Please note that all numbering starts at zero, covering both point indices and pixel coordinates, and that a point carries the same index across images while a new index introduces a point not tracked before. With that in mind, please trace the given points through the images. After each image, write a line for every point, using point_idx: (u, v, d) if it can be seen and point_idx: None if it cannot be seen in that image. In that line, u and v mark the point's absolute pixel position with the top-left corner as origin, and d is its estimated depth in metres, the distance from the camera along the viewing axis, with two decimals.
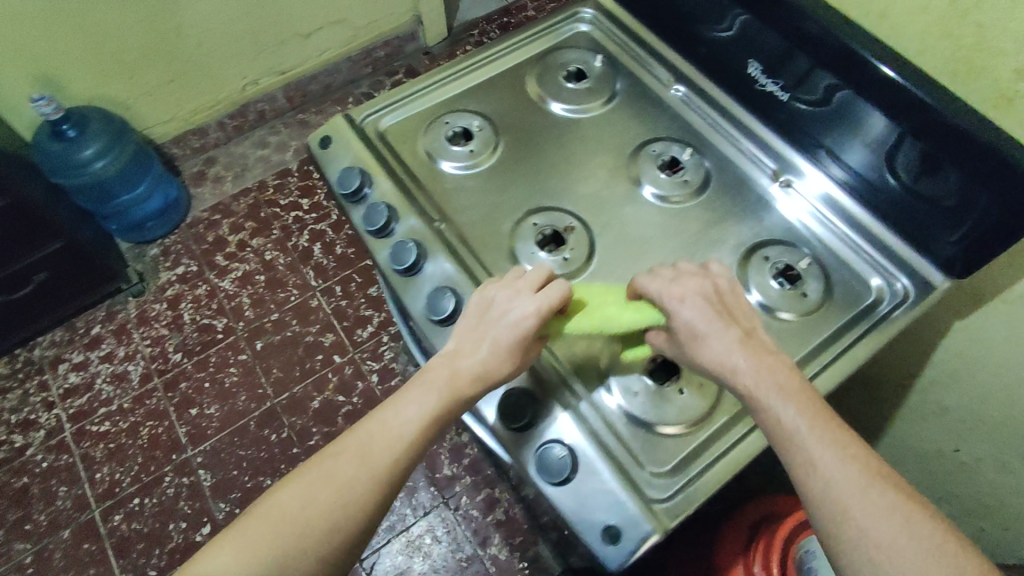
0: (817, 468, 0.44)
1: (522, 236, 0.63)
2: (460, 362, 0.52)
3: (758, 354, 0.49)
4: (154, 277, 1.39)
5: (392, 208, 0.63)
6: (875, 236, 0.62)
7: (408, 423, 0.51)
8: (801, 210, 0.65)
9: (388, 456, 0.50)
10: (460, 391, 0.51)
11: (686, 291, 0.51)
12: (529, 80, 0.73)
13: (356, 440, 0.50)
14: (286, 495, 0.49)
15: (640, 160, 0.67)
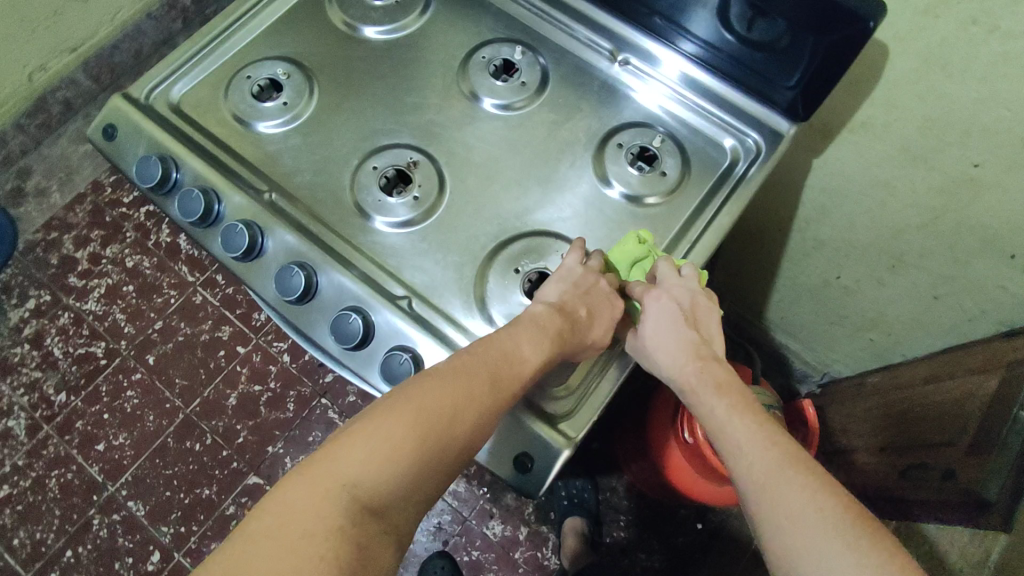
0: (792, 524, 0.41)
1: (361, 184, 0.57)
2: (518, 348, 0.48)
3: (706, 373, 0.49)
4: (5, 320, 1.23)
5: (209, 187, 0.55)
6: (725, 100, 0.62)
7: (482, 403, 0.45)
8: (649, 89, 0.63)
9: (457, 440, 0.43)
10: (510, 382, 0.47)
11: (672, 301, 0.52)
12: (329, 7, 0.65)
13: (428, 407, 0.43)
14: (340, 463, 0.40)
15: (471, 71, 0.62)
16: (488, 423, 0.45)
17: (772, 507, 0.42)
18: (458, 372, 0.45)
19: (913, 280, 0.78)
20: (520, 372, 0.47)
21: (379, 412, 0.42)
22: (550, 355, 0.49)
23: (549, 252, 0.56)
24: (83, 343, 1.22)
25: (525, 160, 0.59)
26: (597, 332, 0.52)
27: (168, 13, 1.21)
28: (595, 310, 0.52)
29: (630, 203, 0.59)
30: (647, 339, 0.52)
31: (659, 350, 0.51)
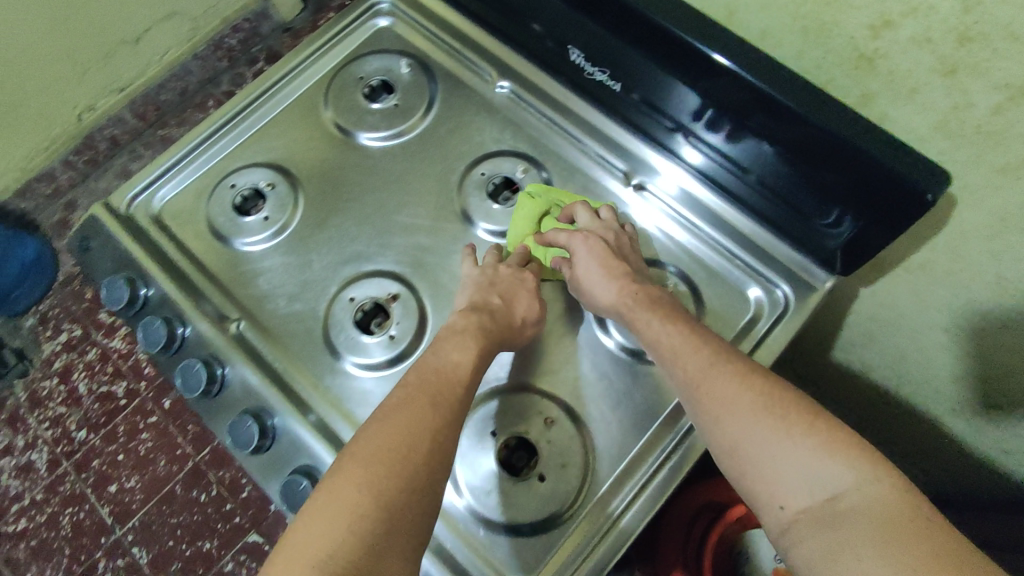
0: (732, 419, 0.40)
1: (334, 316, 0.53)
2: (449, 359, 0.44)
3: (637, 290, 0.48)
4: (36, 350, 0.91)
5: (174, 313, 0.53)
6: (757, 245, 0.54)
7: (430, 427, 0.40)
8: (663, 221, 0.56)
9: (419, 467, 0.38)
10: (455, 391, 0.42)
11: (585, 232, 0.52)
12: (324, 108, 0.61)
13: (374, 450, 0.38)
14: (301, 551, 0.34)
15: (465, 190, 0.57)
16: (448, 449, 0.40)
17: (705, 402, 0.42)
18: (386, 406, 0.41)
19: (957, 430, 0.67)
20: (460, 384, 0.43)
21: (326, 483, 0.37)
22: (477, 353, 0.45)
23: (531, 413, 0.50)
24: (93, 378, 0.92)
25: None
26: (526, 307, 0.50)
27: None
28: (510, 295, 0.50)
29: (630, 355, 0.51)
30: (580, 283, 0.51)
31: (593, 291, 0.50)
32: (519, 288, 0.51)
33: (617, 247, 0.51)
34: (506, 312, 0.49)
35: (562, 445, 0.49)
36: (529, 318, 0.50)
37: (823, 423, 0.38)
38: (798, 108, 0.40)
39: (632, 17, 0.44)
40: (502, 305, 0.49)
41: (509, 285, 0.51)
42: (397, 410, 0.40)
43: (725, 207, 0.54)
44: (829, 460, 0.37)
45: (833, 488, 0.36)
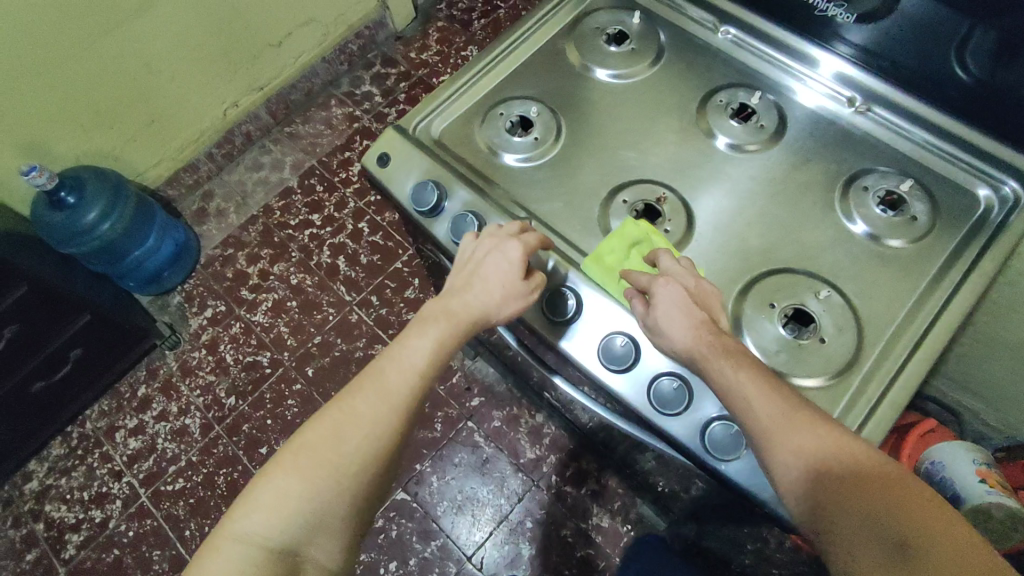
0: (806, 467, 0.44)
1: (610, 216, 0.62)
2: (410, 353, 0.56)
3: (714, 341, 0.51)
4: (184, 326, 1.36)
5: (476, 212, 0.62)
6: (931, 123, 0.62)
7: (368, 416, 0.54)
8: (836, 108, 0.66)
9: (348, 450, 0.53)
10: (412, 378, 0.56)
11: (668, 276, 0.54)
12: (570, 52, 0.71)
13: (316, 437, 0.54)
14: (239, 519, 0.52)
15: (707, 112, 0.66)
16: (391, 429, 0.55)
17: (778, 449, 0.46)
18: (356, 390, 0.56)
19: None
20: (412, 372, 0.56)
21: (296, 447, 0.54)
22: (436, 340, 0.56)
23: (802, 288, 0.58)
24: (252, 351, 1.33)
25: (769, 200, 0.63)
26: (504, 290, 0.57)
27: (340, 57, 1.59)
28: (486, 272, 0.58)
29: (872, 242, 0.60)
30: (658, 321, 0.53)
31: (664, 328, 0.53)
32: (502, 273, 0.57)
33: (692, 296, 0.53)
34: (482, 291, 0.57)
35: (835, 315, 0.57)
36: (505, 307, 0.57)
37: (900, 483, 0.42)
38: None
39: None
40: (482, 286, 0.57)
41: (491, 251, 0.58)
42: (353, 398, 0.55)
43: (896, 94, 0.64)
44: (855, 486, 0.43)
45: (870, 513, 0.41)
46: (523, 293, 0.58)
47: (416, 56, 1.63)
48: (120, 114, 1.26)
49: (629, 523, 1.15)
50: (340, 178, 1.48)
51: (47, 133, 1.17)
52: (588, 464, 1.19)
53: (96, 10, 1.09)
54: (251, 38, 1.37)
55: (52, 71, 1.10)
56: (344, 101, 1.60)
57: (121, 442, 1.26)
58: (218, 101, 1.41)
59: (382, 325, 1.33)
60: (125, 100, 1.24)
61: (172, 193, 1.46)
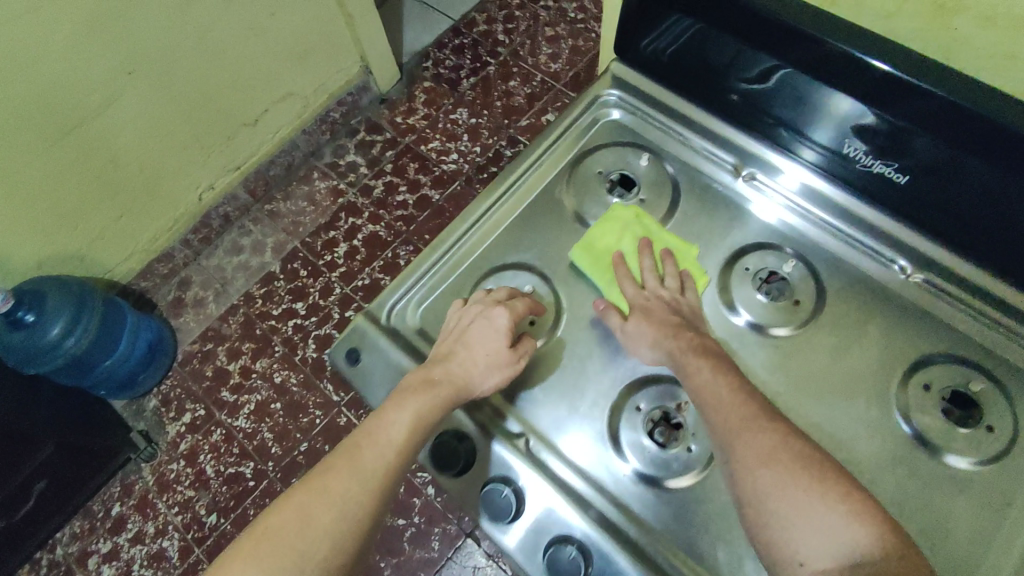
0: (814, 538, 0.41)
1: (620, 421, 0.52)
2: (389, 430, 0.50)
3: (684, 344, 0.51)
4: (162, 434, 1.26)
5: (458, 431, 0.54)
6: (921, 253, 0.53)
7: (340, 502, 0.48)
8: (798, 224, 0.58)
9: (317, 545, 0.46)
10: (388, 457, 0.50)
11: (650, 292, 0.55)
12: (569, 202, 0.62)
13: (283, 530, 0.47)
14: None
15: (730, 281, 0.57)
16: (366, 515, 0.48)
17: (741, 458, 0.45)
18: (326, 471, 0.50)
19: None
20: (388, 451, 0.50)
21: (255, 541, 0.47)
22: (414, 419, 0.51)
23: None
24: (233, 461, 1.23)
25: (815, 398, 0.52)
26: (481, 363, 0.53)
27: (321, 126, 1.49)
28: (458, 346, 0.54)
29: (936, 459, 0.49)
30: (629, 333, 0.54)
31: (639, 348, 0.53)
32: (489, 339, 0.53)
33: (675, 312, 0.54)
34: (467, 361, 0.53)
35: None
36: (488, 379, 0.53)
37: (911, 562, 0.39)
38: (972, 106, 0.40)
39: (797, 35, 0.46)
40: (467, 354, 0.53)
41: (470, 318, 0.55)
42: (326, 484, 0.49)
43: (872, 213, 0.54)
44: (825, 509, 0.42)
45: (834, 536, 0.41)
46: (510, 362, 0.54)
47: (403, 121, 1.53)
48: (83, 214, 1.15)
49: None
50: (324, 262, 1.39)
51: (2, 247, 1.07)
52: None
53: (50, 113, 0.99)
54: (224, 120, 1.27)
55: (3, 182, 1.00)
56: (328, 172, 1.50)
57: (95, 570, 1.16)
58: (192, 187, 1.32)
59: None
60: (89, 200, 1.15)
61: (146, 284, 1.36)
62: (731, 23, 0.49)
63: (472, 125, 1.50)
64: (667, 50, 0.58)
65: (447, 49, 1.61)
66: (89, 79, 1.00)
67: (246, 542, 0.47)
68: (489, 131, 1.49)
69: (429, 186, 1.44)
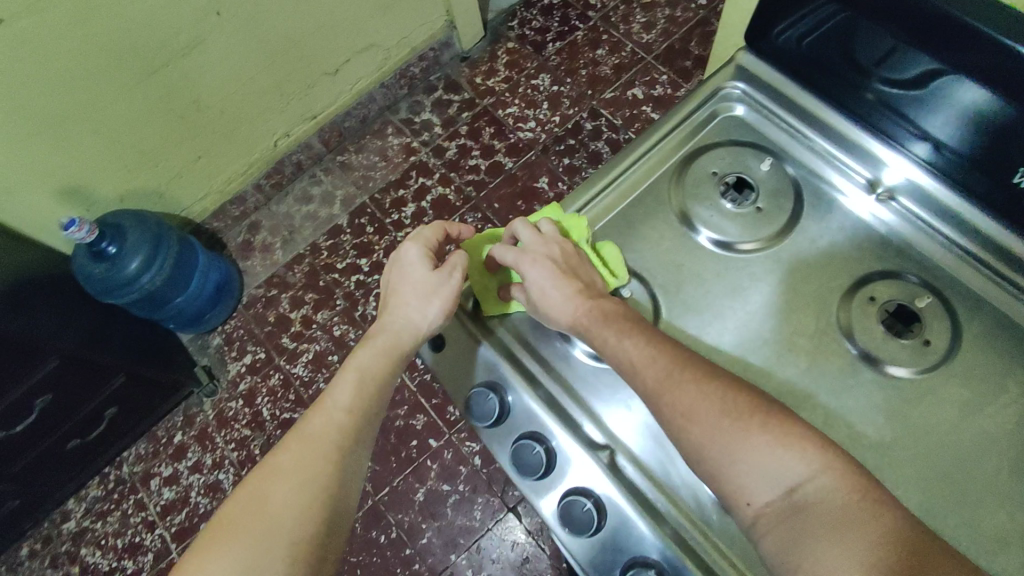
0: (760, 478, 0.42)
1: None
2: (334, 397, 0.60)
3: (592, 309, 0.51)
4: (223, 372, 1.31)
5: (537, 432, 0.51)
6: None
7: (300, 462, 0.55)
8: (903, 228, 0.53)
9: (285, 498, 0.53)
10: (339, 417, 0.58)
11: (531, 253, 0.54)
12: (673, 199, 0.57)
13: (248, 501, 0.54)
14: None
15: (853, 310, 0.51)
16: (331, 465, 0.56)
17: (671, 409, 0.46)
18: (283, 447, 0.57)
19: None
20: (339, 414, 0.59)
21: (225, 516, 0.53)
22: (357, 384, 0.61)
23: None
24: (288, 407, 1.26)
25: (941, 454, 0.47)
26: (411, 289, 0.58)
27: (399, 81, 1.46)
28: (393, 290, 0.61)
29: None
30: (536, 300, 0.53)
31: (551, 310, 0.52)
32: (414, 275, 0.59)
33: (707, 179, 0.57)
34: (400, 307, 0.58)
35: None
36: (427, 306, 0.57)
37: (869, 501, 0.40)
38: None
39: (962, 32, 0.39)
40: (399, 299, 0.59)
41: (397, 275, 0.61)
42: (282, 453, 0.56)
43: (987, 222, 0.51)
44: (786, 453, 0.42)
45: (779, 475, 0.42)
46: (441, 280, 0.57)
47: (482, 83, 1.48)
48: (164, 153, 1.17)
49: None
50: (392, 220, 1.38)
51: (88, 178, 1.10)
52: None
53: (138, 53, 1.00)
54: (305, 69, 1.26)
55: (92, 116, 1.02)
56: (401, 128, 1.48)
57: (156, 491, 1.23)
58: (269, 132, 1.32)
59: (428, 396, 1.23)
60: (172, 139, 1.16)
61: (218, 224, 1.39)
62: (880, 13, 0.43)
63: (554, 93, 1.44)
64: (806, 38, 0.53)
65: (535, 9, 1.54)
66: (178, 18, 1.00)
67: (218, 523, 0.53)
68: (571, 100, 1.43)
69: (503, 153, 1.40)
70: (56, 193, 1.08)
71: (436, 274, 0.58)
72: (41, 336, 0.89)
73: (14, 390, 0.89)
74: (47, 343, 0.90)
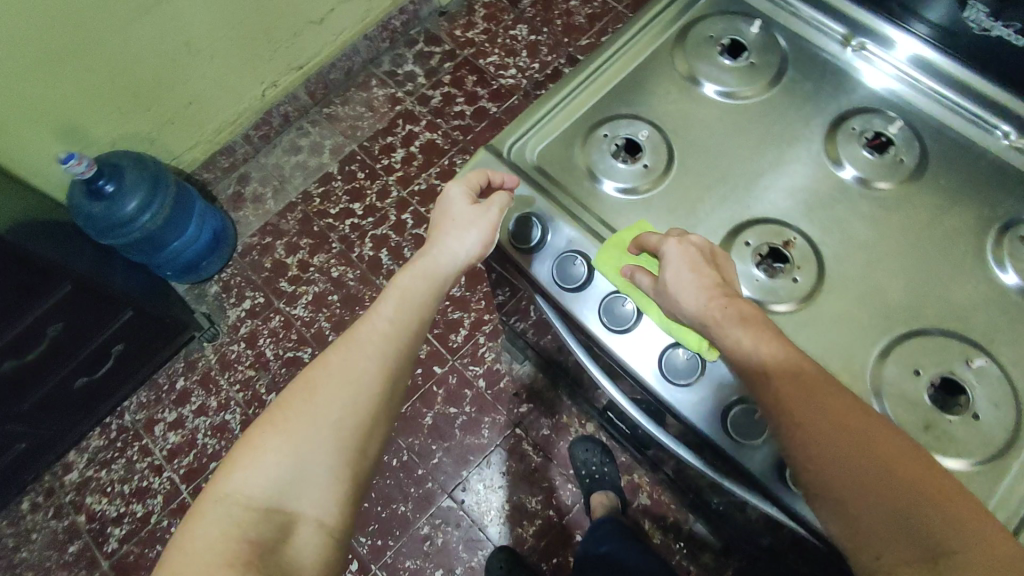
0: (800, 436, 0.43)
1: (729, 253, 0.56)
2: (381, 309, 0.59)
3: (729, 306, 0.47)
4: (223, 318, 1.32)
5: (579, 250, 0.56)
6: (997, 102, 0.58)
7: (353, 368, 0.56)
8: (878, 75, 0.62)
9: (341, 403, 0.55)
10: (387, 326, 0.58)
11: (679, 238, 0.50)
12: (676, 59, 0.64)
13: (302, 398, 0.55)
14: (232, 485, 0.52)
15: (838, 140, 0.59)
16: (382, 373, 0.57)
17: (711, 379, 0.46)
18: (332, 350, 0.58)
19: None
20: (387, 324, 0.58)
21: (279, 410, 0.55)
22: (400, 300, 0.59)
23: (951, 353, 0.51)
24: (292, 346, 1.29)
25: (916, 248, 0.56)
26: (456, 220, 0.58)
27: (381, 34, 1.50)
28: (436, 221, 0.60)
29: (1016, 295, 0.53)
30: (668, 284, 0.49)
31: (682, 297, 0.48)
32: (455, 208, 0.58)
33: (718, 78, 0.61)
34: (443, 238, 0.59)
35: (992, 387, 0.49)
36: (468, 239, 0.58)
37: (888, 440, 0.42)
38: None
39: None
40: (442, 230, 0.59)
41: (442, 207, 0.60)
42: (333, 355, 0.57)
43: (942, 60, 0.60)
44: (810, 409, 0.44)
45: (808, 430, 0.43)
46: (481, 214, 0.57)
47: (462, 35, 1.54)
48: (156, 96, 1.18)
49: (680, 541, 1.11)
50: (382, 166, 1.42)
51: (82, 118, 1.10)
52: (640, 478, 1.15)
53: None
54: (293, 16, 1.28)
55: (87, 53, 1.03)
56: (385, 80, 1.52)
57: (161, 436, 1.24)
58: (257, 81, 1.34)
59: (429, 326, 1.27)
60: (164, 82, 1.18)
61: (208, 176, 1.40)
62: None
63: (532, 42, 1.50)
64: None
65: None
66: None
67: (263, 416, 0.55)
68: (549, 48, 1.49)
69: (487, 99, 1.46)
70: (50, 133, 1.08)
71: (478, 208, 0.57)
72: (56, 258, 0.91)
73: (29, 312, 0.91)
74: (60, 265, 0.91)
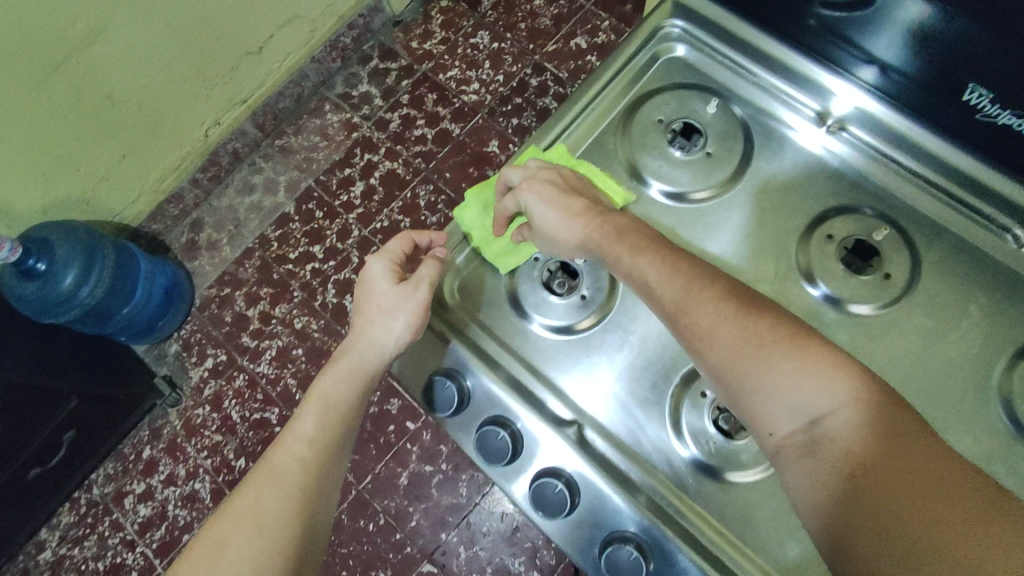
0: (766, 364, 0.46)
1: (682, 403, 0.52)
2: (297, 428, 0.58)
3: (603, 224, 0.54)
4: (186, 380, 1.26)
5: (499, 417, 0.54)
6: (1010, 201, 0.48)
7: (274, 504, 0.55)
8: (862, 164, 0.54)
9: (261, 546, 0.53)
10: (303, 452, 0.57)
11: (532, 179, 0.56)
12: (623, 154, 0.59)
13: (215, 549, 0.53)
14: None
15: (813, 250, 0.53)
16: (302, 502, 0.55)
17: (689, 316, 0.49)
18: (245, 487, 0.56)
19: None
20: (305, 447, 0.57)
21: (195, 563, 0.53)
22: (320, 415, 0.59)
23: None
24: (259, 408, 1.22)
25: (903, 383, 0.49)
26: (378, 302, 0.58)
27: (330, 54, 1.37)
28: (360, 306, 0.60)
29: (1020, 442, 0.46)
30: (545, 228, 0.55)
31: (557, 232, 0.55)
32: (378, 290, 0.59)
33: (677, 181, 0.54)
34: (366, 327, 0.59)
35: None
36: (392, 329, 0.57)
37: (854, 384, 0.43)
38: None
39: None
40: (364, 319, 0.59)
41: (364, 289, 0.61)
42: (250, 494, 0.55)
43: (940, 145, 0.50)
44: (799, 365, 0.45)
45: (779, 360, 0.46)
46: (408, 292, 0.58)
47: (419, 47, 1.41)
48: (82, 156, 1.09)
49: None
50: (341, 203, 1.32)
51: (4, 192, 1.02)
52: None
53: (33, 50, 0.91)
54: (227, 50, 1.17)
55: None
56: (339, 104, 1.40)
57: (131, 509, 1.19)
58: (196, 123, 1.23)
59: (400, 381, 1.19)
60: (88, 140, 1.08)
61: (157, 226, 1.32)
62: None
63: (494, 50, 1.37)
64: None
65: None
66: (71, 5, 0.91)
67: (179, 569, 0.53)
68: (513, 56, 1.36)
69: (449, 120, 1.34)
70: None
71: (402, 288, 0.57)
72: None
73: None
74: None
